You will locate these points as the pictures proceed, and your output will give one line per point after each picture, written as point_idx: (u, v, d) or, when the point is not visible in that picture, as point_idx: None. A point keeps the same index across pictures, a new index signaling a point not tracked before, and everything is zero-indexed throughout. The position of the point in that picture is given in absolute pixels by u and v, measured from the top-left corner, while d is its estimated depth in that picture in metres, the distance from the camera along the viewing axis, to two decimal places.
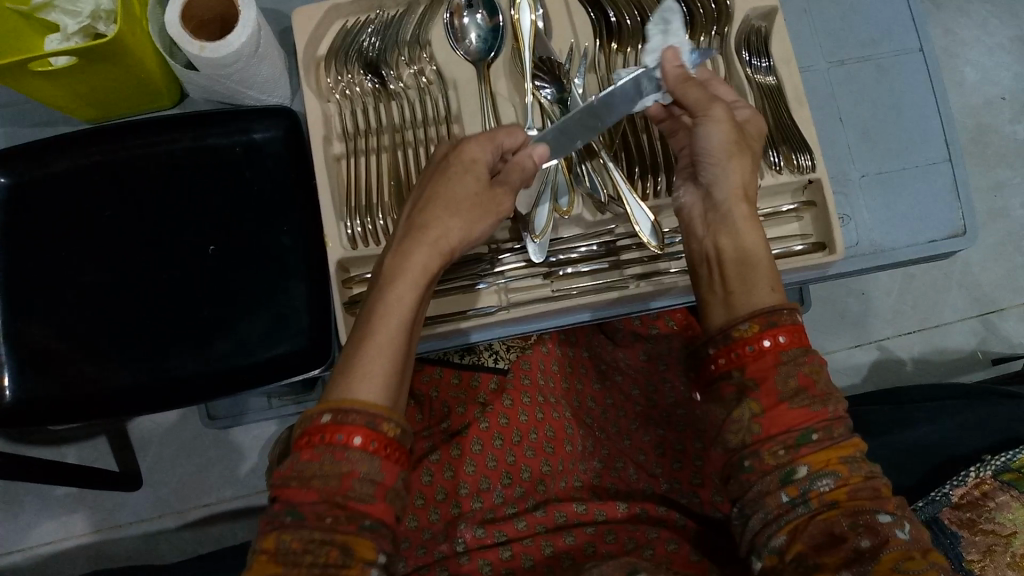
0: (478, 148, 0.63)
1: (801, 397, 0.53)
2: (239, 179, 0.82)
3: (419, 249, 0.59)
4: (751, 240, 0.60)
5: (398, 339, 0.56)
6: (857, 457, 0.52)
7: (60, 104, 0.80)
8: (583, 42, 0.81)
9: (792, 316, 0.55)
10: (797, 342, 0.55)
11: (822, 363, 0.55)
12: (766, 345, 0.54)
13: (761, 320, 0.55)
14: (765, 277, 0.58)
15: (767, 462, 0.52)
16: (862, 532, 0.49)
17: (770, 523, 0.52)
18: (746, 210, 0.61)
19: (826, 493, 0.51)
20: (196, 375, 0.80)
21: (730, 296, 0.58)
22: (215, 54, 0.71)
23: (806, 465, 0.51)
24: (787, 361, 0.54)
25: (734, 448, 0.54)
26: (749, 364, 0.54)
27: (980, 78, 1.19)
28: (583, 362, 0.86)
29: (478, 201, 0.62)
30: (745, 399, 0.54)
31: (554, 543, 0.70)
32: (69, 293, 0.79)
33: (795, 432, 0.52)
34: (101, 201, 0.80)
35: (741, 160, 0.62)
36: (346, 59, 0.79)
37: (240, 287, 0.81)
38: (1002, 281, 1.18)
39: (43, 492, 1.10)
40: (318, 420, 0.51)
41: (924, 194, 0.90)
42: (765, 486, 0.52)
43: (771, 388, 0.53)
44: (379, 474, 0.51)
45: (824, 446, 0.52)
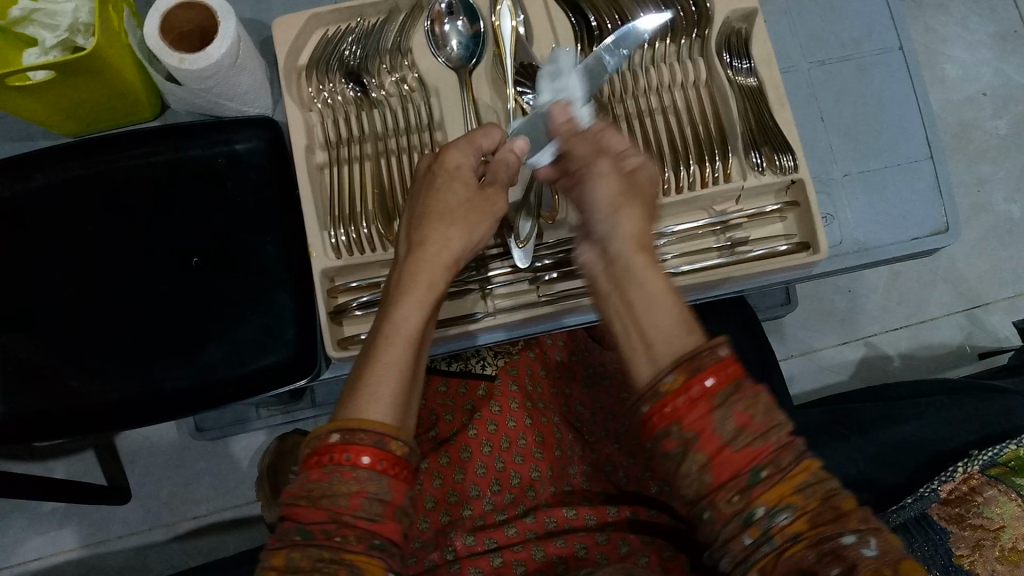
0: (460, 154, 0.64)
1: (742, 433, 0.45)
2: (223, 190, 0.81)
3: (422, 268, 0.59)
4: (655, 278, 0.51)
5: (404, 358, 0.54)
6: (812, 482, 0.45)
7: (41, 119, 0.79)
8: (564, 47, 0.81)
9: (713, 353, 0.46)
10: (726, 378, 0.46)
11: (756, 392, 0.46)
12: (699, 390, 0.45)
13: (684, 366, 0.46)
14: (669, 317, 0.49)
15: (723, 512, 0.45)
16: (830, 561, 0.43)
17: (740, 567, 0.45)
18: (646, 259, 0.52)
19: (788, 527, 0.44)
20: (182, 388, 0.79)
21: (649, 346, 0.48)
22: (194, 66, 0.70)
23: (761, 504, 0.44)
24: (720, 403, 0.45)
25: (693, 502, 0.46)
26: (684, 414, 0.45)
27: (960, 75, 1.20)
28: (570, 367, 0.86)
29: (471, 205, 0.63)
30: (687, 451, 0.45)
31: (545, 548, 0.69)
32: (53, 308, 0.79)
33: (744, 473, 0.45)
34: (84, 215, 0.80)
35: (631, 210, 0.55)
36: (327, 69, 0.80)
37: (226, 298, 0.81)
38: (987, 276, 1.18)
39: (31, 508, 1.09)
40: (326, 440, 0.49)
41: (907, 191, 0.90)
42: (727, 532, 0.45)
43: (710, 434, 0.45)
44: (387, 493, 0.49)
45: (775, 482, 0.45)
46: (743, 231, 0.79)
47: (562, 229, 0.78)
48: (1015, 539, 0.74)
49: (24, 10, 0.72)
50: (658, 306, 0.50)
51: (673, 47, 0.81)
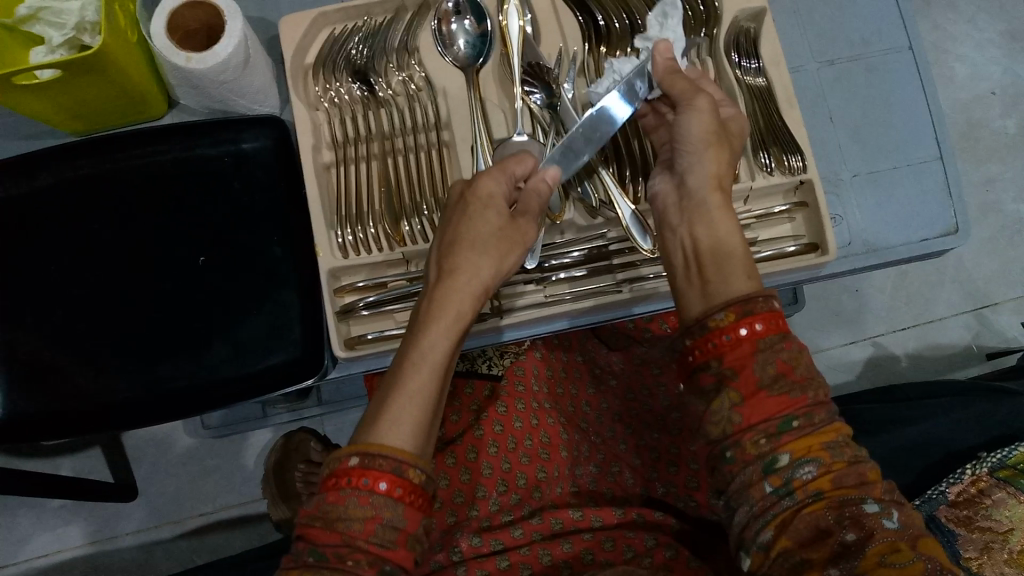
0: (493, 182, 0.63)
1: (780, 381, 0.50)
2: (230, 189, 0.81)
3: (451, 297, 0.58)
4: (731, 234, 0.58)
5: (428, 386, 0.55)
6: (840, 442, 0.49)
7: (47, 118, 0.79)
8: (572, 46, 0.80)
9: (767, 303, 0.52)
10: (773, 328, 0.51)
11: (801, 347, 0.51)
12: (743, 333, 0.51)
13: (737, 308, 0.52)
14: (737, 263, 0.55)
15: (750, 453, 0.49)
16: (847, 525, 0.47)
17: (756, 517, 0.49)
18: (721, 200, 0.59)
19: (810, 481, 0.48)
20: (189, 386, 0.79)
21: (716, 277, 0.55)
22: (200, 64, 0.70)
23: (787, 453, 0.48)
24: (764, 348, 0.50)
25: (720, 442, 0.51)
26: (727, 352, 0.51)
27: (970, 73, 1.19)
28: (577, 367, 0.85)
29: (502, 234, 0.62)
30: (723, 388, 0.51)
31: (552, 551, 0.70)
32: (60, 306, 0.79)
33: (775, 420, 0.49)
34: (91, 213, 0.80)
35: (718, 151, 0.61)
36: (334, 68, 0.79)
37: (232, 297, 0.81)
38: (995, 276, 1.18)
39: (38, 505, 1.09)
40: (346, 463, 0.51)
41: (915, 192, 0.90)
42: (747, 478, 0.49)
43: (749, 376, 0.50)
44: (401, 521, 0.50)
45: (805, 434, 0.49)
46: (751, 232, 0.79)
47: (569, 230, 0.78)
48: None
49: (32, 7, 0.72)
50: (724, 250, 0.57)
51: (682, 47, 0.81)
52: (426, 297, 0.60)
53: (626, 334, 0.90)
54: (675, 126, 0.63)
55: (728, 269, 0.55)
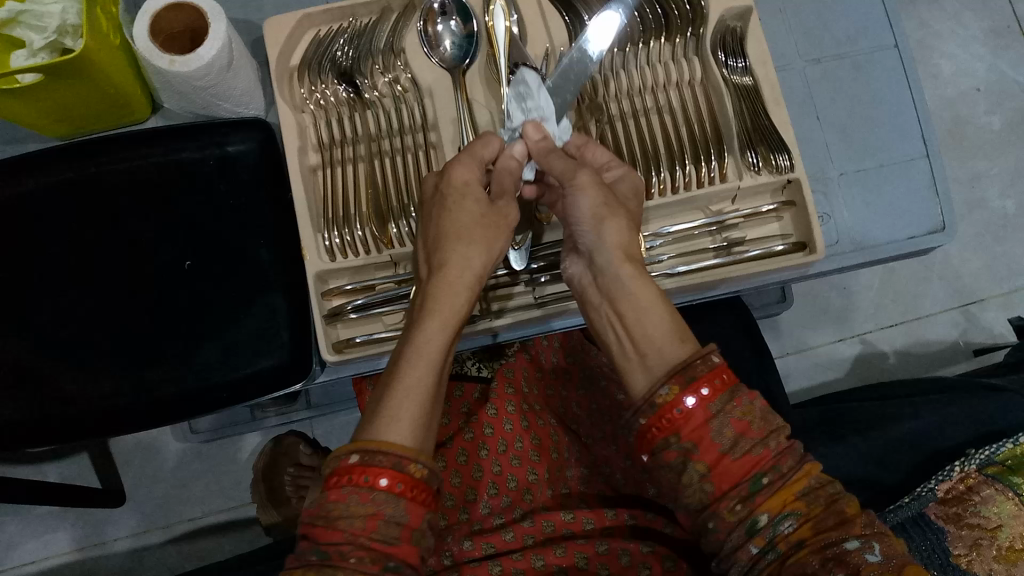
0: (467, 170, 0.62)
1: (740, 442, 0.51)
2: (215, 192, 0.81)
3: (443, 290, 0.58)
4: (650, 306, 0.57)
5: (425, 379, 0.54)
6: (813, 485, 0.51)
7: (29, 122, 0.78)
8: (559, 46, 0.80)
9: (706, 362, 0.52)
10: (718, 388, 0.52)
11: (752, 400, 0.53)
12: (691, 403, 0.51)
13: (677, 379, 0.52)
14: (662, 331, 0.56)
15: (728, 521, 0.51)
16: (834, 566, 0.47)
17: (748, 573, 0.51)
18: (631, 270, 0.58)
19: (791, 535, 0.49)
20: (176, 391, 0.79)
21: (648, 361, 0.55)
22: (185, 67, 0.69)
23: (765, 513, 0.50)
24: (716, 412, 0.51)
25: (698, 508, 0.52)
26: (682, 427, 0.51)
27: (955, 70, 1.20)
28: (567, 368, 0.86)
29: (486, 220, 0.61)
30: (688, 462, 0.51)
31: (545, 556, 0.69)
32: (44, 312, 0.78)
33: (745, 482, 0.50)
34: (75, 217, 0.79)
35: (617, 221, 0.60)
36: (319, 70, 0.79)
37: (218, 301, 0.80)
38: (981, 272, 1.19)
39: (24, 511, 1.08)
40: (346, 461, 0.51)
41: (902, 190, 0.90)
42: (734, 542, 0.51)
43: (710, 445, 0.51)
44: (404, 517, 0.50)
45: (776, 488, 0.50)
46: (739, 231, 0.79)
47: (559, 230, 0.78)
48: (1012, 538, 0.74)
49: (12, 11, 0.71)
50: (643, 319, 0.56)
51: (667, 46, 0.80)
52: (419, 294, 0.60)
53: None
54: (566, 208, 0.62)
55: (656, 338, 0.56)
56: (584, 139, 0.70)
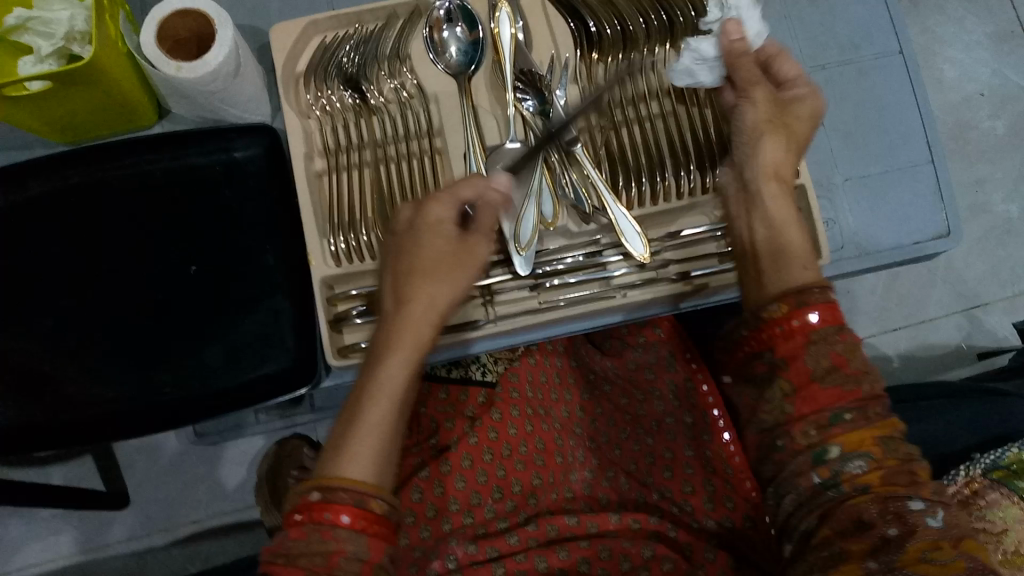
0: (444, 208, 0.61)
1: (834, 373, 0.51)
2: (221, 197, 0.81)
3: (405, 326, 0.59)
4: (791, 236, 0.59)
5: (387, 416, 0.56)
6: (894, 440, 0.50)
7: (36, 127, 0.79)
8: (563, 52, 0.80)
9: (822, 294, 0.53)
10: (830, 320, 0.52)
11: (858, 343, 0.52)
12: (796, 325, 0.52)
13: (789, 300, 0.53)
14: (800, 258, 0.57)
15: (799, 444, 0.51)
16: (890, 520, 0.48)
17: (802, 504, 0.51)
18: (774, 189, 0.62)
19: (859, 477, 0.49)
20: (182, 395, 0.79)
21: (774, 278, 0.57)
22: (191, 74, 0.70)
23: (837, 445, 0.50)
24: (816, 340, 0.52)
25: (772, 428, 0.53)
26: (784, 343, 0.53)
27: (958, 75, 1.20)
28: (572, 372, 0.85)
29: (453, 259, 0.60)
30: (776, 377, 0.53)
31: (548, 559, 0.70)
32: (50, 316, 0.78)
33: (828, 412, 0.50)
34: (81, 222, 0.79)
35: (774, 138, 0.64)
36: (325, 76, 0.79)
37: (224, 305, 0.80)
38: (985, 277, 1.19)
39: (28, 514, 1.09)
40: (307, 498, 0.52)
41: (907, 195, 0.90)
42: (797, 467, 0.51)
43: (802, 367, 0.52)
44: (365, 552, 0.50)
45: (857, 429, 0.50)
46: None
47: (562, 236, 0.78)
48: (1017, 543, 0.74)
49: (20, 18, 0.72)
50: (787, 255, 0.57)
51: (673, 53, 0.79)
52: (385, 328, 0.59)
53: (620, 340, 0.89)
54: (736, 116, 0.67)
55: (792, 269, 0.56)
56: (778, 48, 0.69)
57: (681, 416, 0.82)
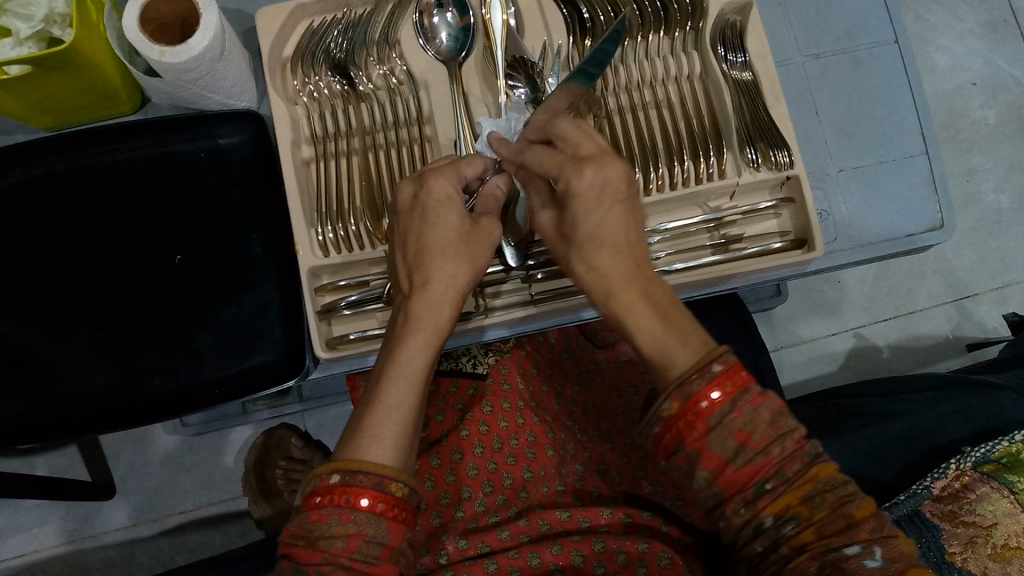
0: (447, 181, 0.59)
1: (742, 452, 0.47)
2: (206, 185, 0.80)
3: (423, 305, 0.57)
4: (645, 321, 0.51)
5: (407, 401, 0.54)
6: (819, 490, 0.47)
7: (16, 113, 0.77)
8: (556, 39, 0.79)
9: (702, 377, 0.47)
10: (730, 391, 0.47)
11: (757, 408, 0.47)
12: (691, 413, 0.47)
13: (676, 393, 0.47)
14: (668, 339, 0.50)
15: (735, 521, 0.48)
16: (830, 574, 0.45)
17: (756, 567, 0.49)
18: (615, 274, 0.52)
19: (794, 538, 0.46)
20: (168, 386, 0.77)
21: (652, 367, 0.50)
22: (175, 59, 0.68)
23: (768, 516, 0.47)
24: (715, 425, 0.47)
25: (711, 505, 0.49)
26: (685, 436, 0.47)
27: (951, 64, 1.19)
28: (562, 364, 0.86)
29: (465, 236, 0.59)
30: (692, 469, 0.48)
31: (541, 554, 0.68)
32: (32, 306, 0.77)
33: (749, 486, 0.47)
34: (64, 210, 0.78)
35: (584, 243, 0.53)
36: (312, 60, 0.77)
37: (210, 295, 0.79)
38: (975, 267, 1.18)
39: (12, 505, 1.07)
40: (326, 481, 0.50)
41: (901, 186, 0.89)
42: (741, 538, 0.48)
43: (711, 454, 0.47)
44: (385, 536, 0.50)
45: (781, 493, 0.47)
46: (738, 228, 0.78)
47: None
48: (1007, 536, 0.74)
49: None
50: (643, 335, 0.50)
51: (667, 40, 0.79)
52: (402, 311, 0.58)
53: (613, 332, 0.87)
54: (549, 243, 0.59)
55: (660, 350, 0.50)
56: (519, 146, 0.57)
57: None
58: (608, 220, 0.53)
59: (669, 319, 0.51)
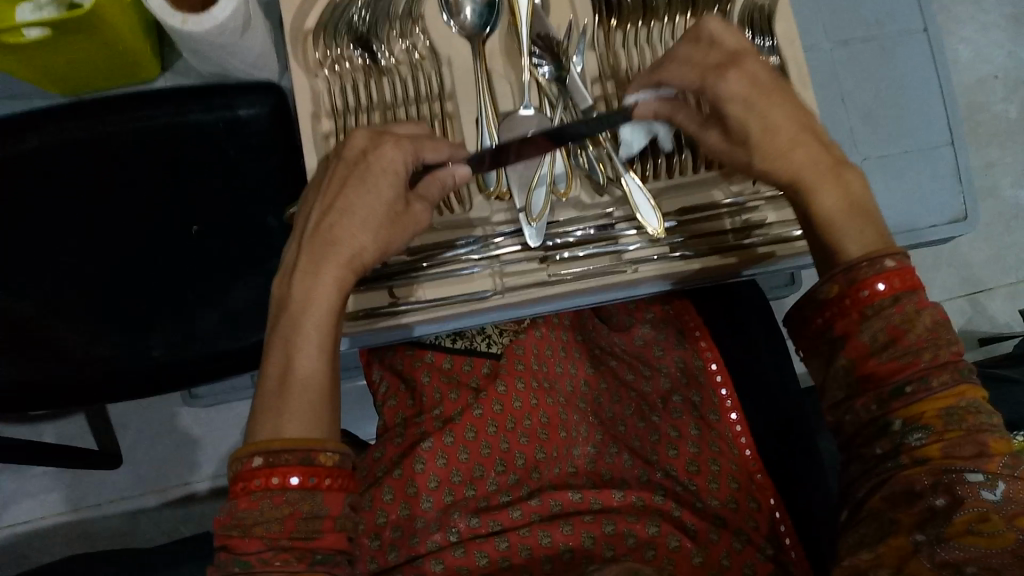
0: (397, 154, 0.59)
1: (891, 347, 0.49)
2: (224, 156, 0.79)
3: (327, 264, 0.56)
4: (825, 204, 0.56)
5: (320, 372, 0.53)
6: (960, 409, 0.48)
7: (33, 78, 0.76)
8: (582, 18, 0.78)
9: (872, 266, 0.50)
10: (905, 286, 0.50)
11: (920, 310, 0.50)
12: (865, 295, 0.50)
13: (840, 277, 0.51)
14: (849, 223, 0.55)
15: (862, 416, 0.50)
16: (941, 490, 0.46)
17: (867, 474, 0.50)
18: (793, 146, 0.58)
19: (919, 449, 0.48)
20: (177, 359, 0.77)
21: (826, 253, 0.56)
22: (197, 27, 0.67)
23: (898, 418, 0.49)
24: (871, 315, 0.50)
25: (840, 401, 0.52)
26: (838, 320, 0.51)
27: (973, 56, 1.18)
28: (577, 346, 0.85)
29: (391, 215, 0.59)
30: (837, 355, 0.51)
31: (552, 533, 0.69)
32: (46, 274, 0.76)
33: (887, 385, 0.49)
34: (78, 177, 0.77)
35: (774, 123, 0.58)
36: (334, 33, 0.75)
37: (221, 267, 0.79)
38: (989, 262, 1.18)
39: (20, 471, 1.08)
40: (249, 465, 0.49)
41: (924, 179, 0.89)
42: (862, 436, 0.51)
43: (859, 343, 0.50)
44: (324, 509, 0.49)
45: (919, 399, 0.48)
46: (761, 214, 0.75)
47: (573, 208, 0.76)
48: None
49: None
50: (826, 215, 0.56)
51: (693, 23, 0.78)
52: (300, 271, 0.56)
53: (628, 315, 0.87)
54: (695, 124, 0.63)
55: (839, 235, 0.55)
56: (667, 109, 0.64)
57: (690, 395, 0.80)
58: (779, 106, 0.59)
59: (848, 199, 0.56)
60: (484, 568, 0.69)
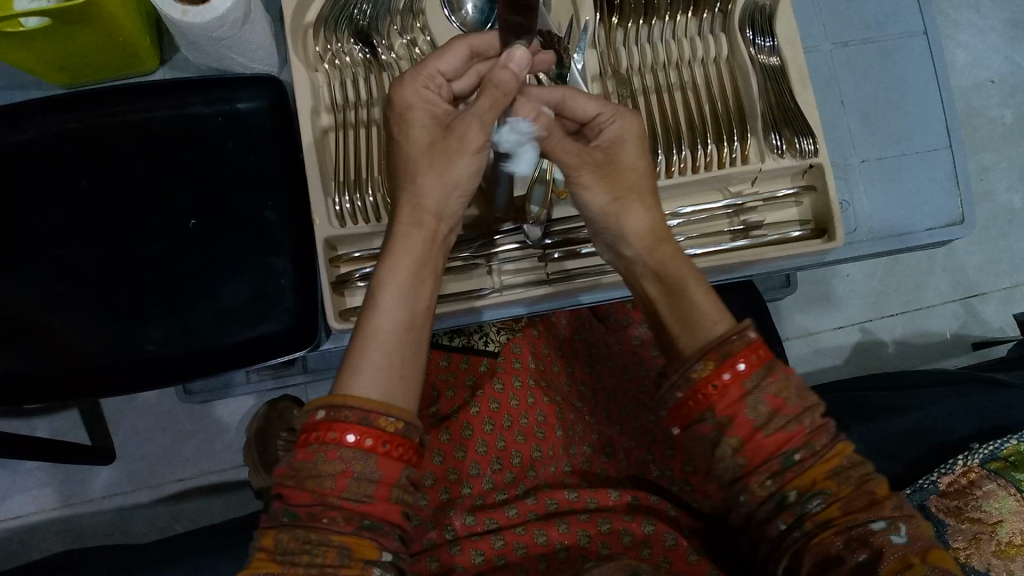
0: (415, 88, 0.59)
1: (774, 418, 0.50)
2: (223, 149, 0.79)
3: (401, 221, 0.59)
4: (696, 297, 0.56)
5: (397, 326, 0.54)
6: (843, 467, 0.50)
7: (32, 68, 0.76)
8: (583, 15, 0.76)
9: (740, 339, 0.52)
10: (756, 364, 0.52)
11: (788, 375, 0.52)
12: (727, 378, 0.51)
13: (713, 354, 0.52)
14: (709, 309, 0.55)
15: (757, 494, 0.50)
16: (857, 546, 0.47)
17: (775, 549, 0.51)
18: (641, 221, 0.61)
19: (820, 514, 0.49)
20: (173, 353, 0.77)
21: (683, 330, 0.56)
22: (198, 18, 0.67)
23: (793, 489, 0.49)
24: (751, 390, 0.51)
25: (730, 482, 0.52)
26: (717, 403, 0.51)
27: (970, 61, 1.18)
28: (572, 346, 0.86)
29: (434, 145, 0.59)
30: (722, 436, 0.51)
31: (547, 532, 0.68)
32: (42, 266, 0.76)
33: (776, 458, 0.50)
34: (77, 169, 0.77)
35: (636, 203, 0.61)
36: (335, 27, 0.75)
37: (218, 260, 0.78)
38: (984, 266, 1.18)
39: (12, 465, 1.07)
40: (313, 417, 0.49)
41: (922, 182, 0.89)
42: (763, 515, 0.50)
43: (744, 420, 0.50)
44: (375, 473, 0.47)
45: (807, 466, 0.50)
46: (757, 215, 0.77)
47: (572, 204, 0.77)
48: (1012, 534, 0.73)
49: None
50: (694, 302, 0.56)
51: (694, 21, 0.78)
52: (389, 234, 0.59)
53: (626, 315, 0.87)
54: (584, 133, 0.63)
55: (698, 320, 0.55)
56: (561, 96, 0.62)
57: None
58: (634, 161, 0.62)
59: (712, 308, 0.55)
60: (478, 567, 0.68)
